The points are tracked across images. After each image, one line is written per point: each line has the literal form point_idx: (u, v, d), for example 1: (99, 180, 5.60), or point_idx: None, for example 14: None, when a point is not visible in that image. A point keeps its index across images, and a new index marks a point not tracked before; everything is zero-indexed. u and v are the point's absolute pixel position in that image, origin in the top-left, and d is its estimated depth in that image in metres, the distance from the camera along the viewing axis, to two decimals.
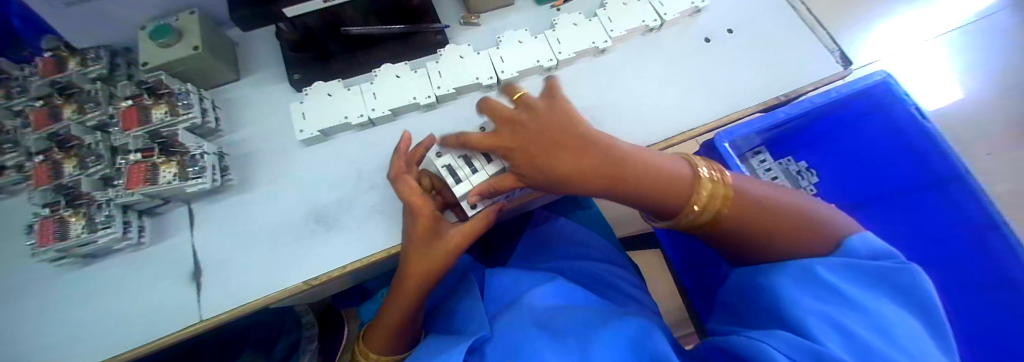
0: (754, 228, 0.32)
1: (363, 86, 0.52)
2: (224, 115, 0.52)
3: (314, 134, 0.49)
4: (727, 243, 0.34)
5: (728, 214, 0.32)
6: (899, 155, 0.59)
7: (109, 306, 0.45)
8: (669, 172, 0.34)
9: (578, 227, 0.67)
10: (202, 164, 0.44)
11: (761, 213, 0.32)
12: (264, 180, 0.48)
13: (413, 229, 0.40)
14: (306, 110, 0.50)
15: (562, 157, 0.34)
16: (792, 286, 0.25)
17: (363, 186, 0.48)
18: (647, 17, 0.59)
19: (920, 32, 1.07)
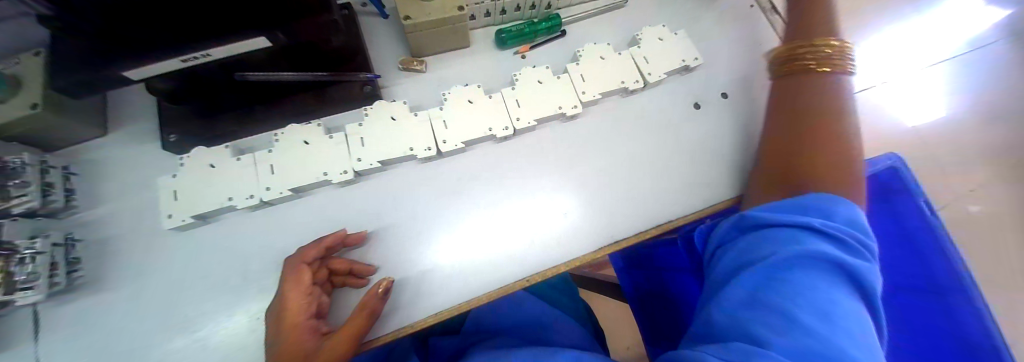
0: (825, 140, 0.36)
1: (258, 154, 0.42)
2: (84, 185, 0.42)
3: (185, 220, 0.39)
4: (806, 139, 0.37)
5: (816, 122, 0.37)
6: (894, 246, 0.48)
7: None
8: (832, 91, 0.38)
9: (537, 300, 0.63)
10: (32, 269, 0.34)
11: (837, 145, 0.35)
12: (129, 278, 0.39)
13: (276, 347, 0.32)
14: (178, 189, 0.40)
15: (827, 30, 0.41)
16: (750, 276, 0.28)
17: (250, 291, 0.39)
18: (627, 78, 0.49)
19: None
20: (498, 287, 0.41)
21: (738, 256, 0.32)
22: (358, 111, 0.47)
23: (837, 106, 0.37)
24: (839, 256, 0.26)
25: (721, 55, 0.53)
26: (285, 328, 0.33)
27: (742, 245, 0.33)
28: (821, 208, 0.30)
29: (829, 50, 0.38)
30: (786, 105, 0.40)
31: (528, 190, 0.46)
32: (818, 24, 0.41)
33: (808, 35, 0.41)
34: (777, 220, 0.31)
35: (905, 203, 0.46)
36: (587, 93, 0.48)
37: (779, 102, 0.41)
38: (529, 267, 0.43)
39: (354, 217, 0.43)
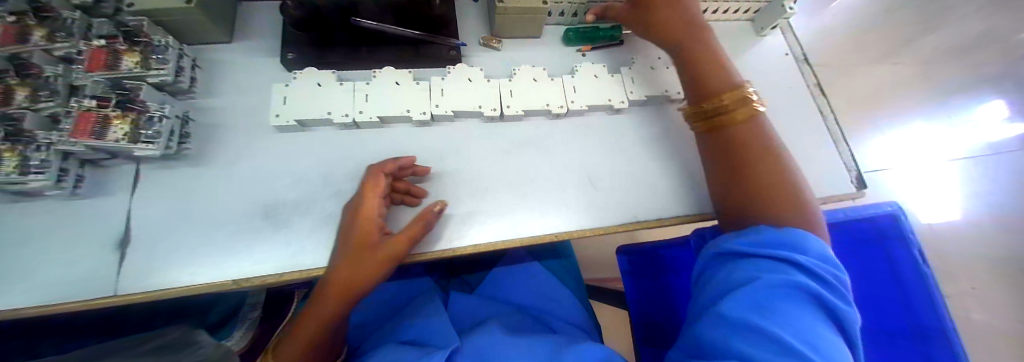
0: (757, 187, 0.40)
1: (357, 83, 0.49)
2: (203, 76, 0.49)
3: (289, 122, 0.46)
4: (742, 191, 0.42)
5: (748, 174, 0.41)
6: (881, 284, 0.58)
7: (18, 257, 0.40)
8: (754, 140, 0.42)
9: (550, 278, 0.68)
10: (158, 129, 0.41)
11: (772, 182, 0.40)
12: (225, 159, 0.45)
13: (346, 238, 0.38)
14: (288, 96, 0.47)
15: (715, 83, 0.46)
16: (736, 296, 0.30)
17: (326, 191, 0.45)
18: (671, 89, 0.57)
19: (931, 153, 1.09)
20: (532, 236, 0.47)
21: (722, 279, 0.33)
22: (437, 68, 0.54)
23: (758, 150, 0.42)
24: (819, 291, 0.28)
25: None
26: (356, 223, 0.38)
27: (726, 269, 0.34)
28: (800, 249, 0.32)
29: (727, 104, 0.44)
30: (721, 159, 0.44)
31: (572, 163, 0.53)
32: (706, 77, 0.47)
33: (704, 92, 0.47)
34: (763, 253, 0.33)
35: (898, 251, 0.56)
36: (635, 93, 0.56)
37: (714, 157, 0.45)
38: (563, 225, 0.48)
39: (422, 152, 0.49)
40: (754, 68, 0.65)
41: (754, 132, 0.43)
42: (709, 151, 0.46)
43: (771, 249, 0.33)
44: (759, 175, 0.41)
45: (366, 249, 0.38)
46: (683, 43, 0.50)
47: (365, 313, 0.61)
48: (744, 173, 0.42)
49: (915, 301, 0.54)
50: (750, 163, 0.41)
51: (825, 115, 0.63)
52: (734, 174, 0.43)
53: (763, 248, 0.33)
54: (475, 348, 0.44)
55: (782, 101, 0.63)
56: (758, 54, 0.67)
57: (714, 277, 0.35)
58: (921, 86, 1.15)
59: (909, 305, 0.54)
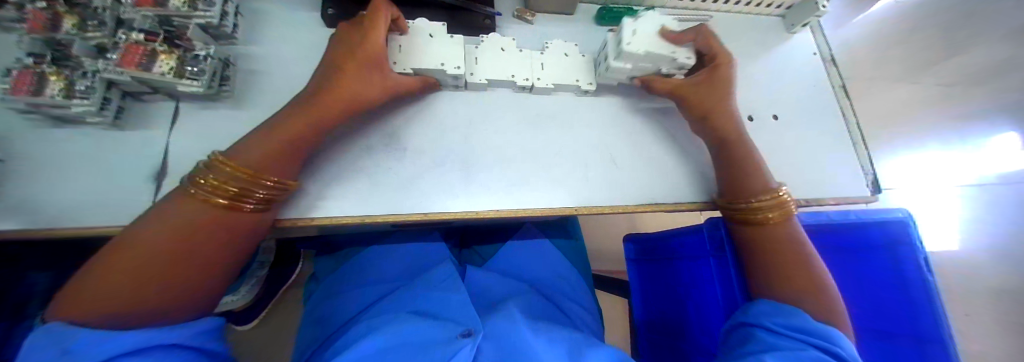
0: (803, 281, 0.44)
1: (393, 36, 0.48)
2: (245, 24, 0.50)
3: None
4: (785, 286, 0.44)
5: (791, 268, 0.45)
6: (886, 289, 0.61)
7: (60, 177, 0.42)
8: (783, 237, 0.46)
9: (558, 254, 0.71)
10: (202, 67, 0.42)
11: (809, 277, 0.44)
12: (262, 105, 0.47)
13: (349, 52, 0.42)
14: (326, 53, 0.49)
15: (758, 178, 0.48)
16: (789, 361, 0.36)
17: (357, 144, 0.46)
18: (665, 62, 0.52)
19: None
20: (551, 206, 0.48)
21: (760, 343, 0.39)
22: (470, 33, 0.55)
23: (788, 250, 0.46)
24: None
25: (774, 89, 0.63)
26: (365, 33, 0.42)
27: (770, 332, 0.40)
28: (838, 345, 0.38)
29: (769, 204, 0.46)
30: (764, 253, 0.47)
31: (598, 139, 0.54)
32: (752, 177, 0.49)
33: (740, 191, 0.49)
34: (802, 338, 0.39)
35: (905, 255, 0.59)
36: (631, 64, 0.51)
37: (755, 252, 0.47)
38: (583, 200, 0.49)
39: (449, 118, 0.51)
40: (782, 64, 0.66)
41: (788, 233, 0.47)
42: (746, 244, 0.49)
43: (817, 335, 0.39)
44: (795, 269, 0.45)
45: (371, 64, 0.42)
46: (732, 138, 0.51)
47: (379, 274, 0.61)
48: (783, 266, 0.45)
49: (917, 306, 0.58)
50: (793, 262, 0.45)
51: (848, 117, 0.64)
52: (778, 273, 0.45)
53: (815, 328, 0.39)
54: (498, 330, 0.49)
55: (807, 100, 0.64)
56: (787, 52, 0.67)
57: (747, 340, 0.41)
58: (943, 105, 1.15)
59: (912, 312, 0.58)
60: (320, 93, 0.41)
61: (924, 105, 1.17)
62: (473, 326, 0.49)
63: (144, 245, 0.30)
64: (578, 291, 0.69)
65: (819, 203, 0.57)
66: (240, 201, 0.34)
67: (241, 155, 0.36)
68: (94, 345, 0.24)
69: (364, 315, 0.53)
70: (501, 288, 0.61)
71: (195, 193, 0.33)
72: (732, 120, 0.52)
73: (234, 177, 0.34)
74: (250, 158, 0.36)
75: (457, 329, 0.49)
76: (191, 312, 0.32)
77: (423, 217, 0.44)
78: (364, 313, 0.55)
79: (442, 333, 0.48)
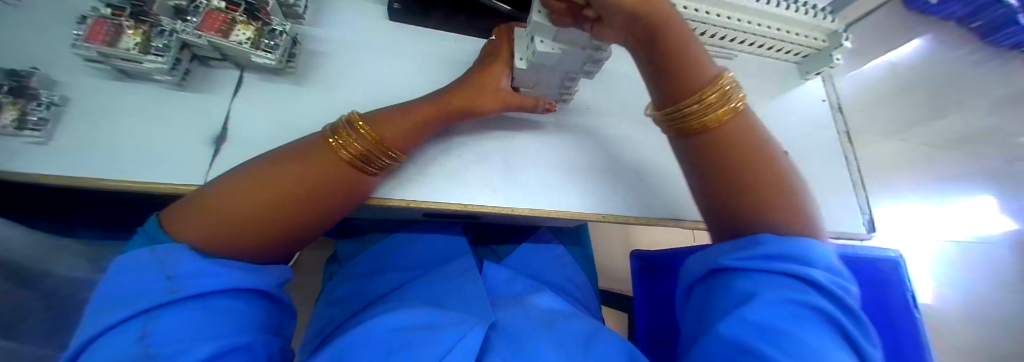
0: (772, 208, 0.37)
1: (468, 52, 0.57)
2: (314, 8, 0.54)
3: (392, 70, 0.53)
4: (750, 217, 0.38)
5: (756, 191, 0.38)
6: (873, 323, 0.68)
7: (120, 129, 0.44)
8: (764, 168, 0.39)
9: (569, 260, 0.74)
10: (278, 42, 0.45)
11: (777, 195, 0.38)
12: (322, 84, 0.50)
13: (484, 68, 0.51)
14: (400, 49, 0.55)
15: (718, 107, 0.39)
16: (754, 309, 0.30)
17: None
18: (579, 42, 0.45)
19: None
20: (578, 212, 0.52)
21: (727, 289, 0.33)
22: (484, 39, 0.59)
23: (764, 178, 0.38)
24: (827, 308, 0.30)
25: (785, 127, 0.69)
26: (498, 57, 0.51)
27: (736, 274, 0.33)
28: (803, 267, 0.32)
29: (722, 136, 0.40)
30: (734, 192, 0.39)
31: (624, 155, 0.59)
32: (710, 107, 0.39)
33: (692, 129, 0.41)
34: (766, 269, 0.32)
35: (894, 292, 0.66)
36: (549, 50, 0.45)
37: (717, 197, 0.40)
38: (608, 209, 0.54)
39: (493, 121, 0.56)
40: (795, 106, 0.71)
41: (769, 158, 0.39)
42: (710, 189, 0.41)
43: (780, 261, 0.32)
44: (765, 203, 0.38)
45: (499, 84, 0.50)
46: (677, 71, 0.41)
47: (403, 261, 0.63)
48: (740, 194, 0.39)
49: (903, 342, 0.64)
50: (755, 186, 0.38)
51: (851, 161, 0.69)
52: (740, 209, 0.39)
53: (775, 252, 0.33)
54: (511, 323, 0.50)
55: (816, 142, 0.69)
56: (800, 95, 0.73)
57: (716, 292, 0.34)
58: None
59: (900, 346, 0.64)
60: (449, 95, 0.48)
61: None
62: (485, 316, 0.49)
63: (259, 184, 0.37)
64: (586, 298, 0.71)
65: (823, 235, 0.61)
66: (362, 165, 0.43)
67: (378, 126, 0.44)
68: (178, 278, 0.29)
69: (384, 296, 0.55)
70: (513, 286, 0.63)
71: (328, 146, 0.42)
72: (682, 48, 0.41)
73: (361, 145, 0.42)
74: (386, 130, 0.44)
75: (472, 317, 0.49)
76: (273, 252, 0.39)
77: (462, 207, 0.48)
78: (381, 295, 0.56)
79: (457, 318, 0.48)
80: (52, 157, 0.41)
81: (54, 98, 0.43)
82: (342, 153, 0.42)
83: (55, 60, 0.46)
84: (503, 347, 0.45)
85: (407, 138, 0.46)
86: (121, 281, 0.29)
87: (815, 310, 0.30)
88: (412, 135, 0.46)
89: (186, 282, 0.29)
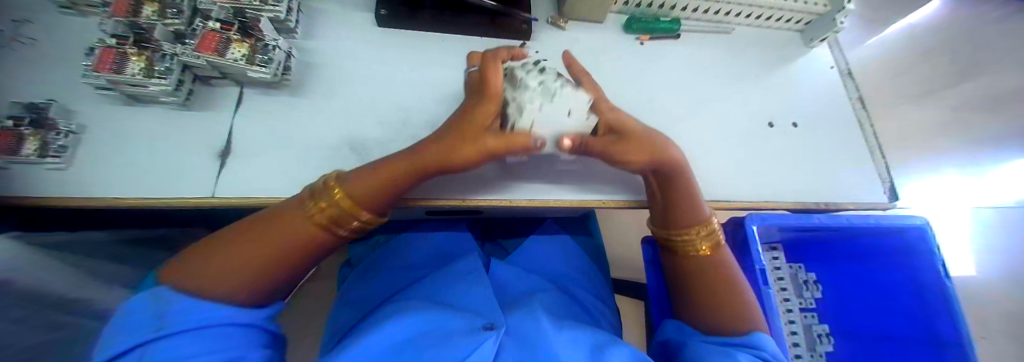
0: (731, 302, 0.48)
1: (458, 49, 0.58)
2: (305, 20, 0.55)
3: (385, 74, 0.54)
4: (717, 313, 0.47)
5: (720, 293, 0.48)
6: (905, 294, 0.68)
7: (132, 151, 0.46)
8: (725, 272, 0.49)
9: (578, 251, 0.73)
10: (272, 57, 0.47)
11: (735, 299, 0.48)
12: (317, 93, 0.51)
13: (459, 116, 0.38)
14: (391, 53, 0.55)
15: (695, 210, 0.49)
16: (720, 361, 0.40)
17: (403, 134, 0.51)
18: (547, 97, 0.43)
19: (959, 199, 1.13)
20: (580, 199, 0.51)
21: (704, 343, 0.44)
22: (475, 35, 0.59)
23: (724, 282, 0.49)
24: None
25: (793, 98, 0.66)
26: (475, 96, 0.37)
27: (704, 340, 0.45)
28: (753, 340, 0.43)
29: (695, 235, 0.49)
30: (705, 288, 0.49)
31: None
32: (687, 211, 0.49)
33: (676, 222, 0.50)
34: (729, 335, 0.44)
35: (922, 261, 0.66)
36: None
37: (691, 292, 0.49)
38: (610, 195, 0.53)
39: None
40: (802, 76, 0.69)
41: (725, 267, 0.50)
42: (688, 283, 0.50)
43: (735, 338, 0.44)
44: (727, 297, 0.48)
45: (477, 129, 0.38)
46: (671, 178, 0.48)
47: (409, 265, 0.64)
48: (707, 290, 0.48)
49: (934, 312, 0.65)
50: (720, 288, 0.48)
51: (866, 128, 0.66)
52: (710, 303, 0.48)
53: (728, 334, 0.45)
54: (518, 327, 0.50)
55: (827, 110, 0.66)
56: (806, 63, 0.70)
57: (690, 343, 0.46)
58: (953, 126, 1.18)
59: (932, 317, 0.65)
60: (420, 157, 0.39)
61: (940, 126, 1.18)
62: (494, 319, 0.49)
63: (227, 258, 0.34)
64: (598, 289, 0.70)
65: (840, 207, 0.59)
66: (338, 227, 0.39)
67: (351, 181, 0.38)
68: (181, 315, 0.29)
69: (391, 298, 0.55)
70: (520, 284, 0.62)
71: (311, 220, 0.37)
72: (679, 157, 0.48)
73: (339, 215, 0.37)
74: (353, 192, 0.38)
75: (480, 320, 0.48)
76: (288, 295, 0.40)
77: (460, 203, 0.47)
78: (389, 298, 0.56)
79: (464, 324, 0.47)
80: (72, 182, 0.43)
81: (71, 127, 0.45)
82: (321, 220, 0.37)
83: (70, 91, 0.49)
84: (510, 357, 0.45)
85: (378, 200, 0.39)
86: (122, 320, 0.28)
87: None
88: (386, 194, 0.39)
89: (179, 316, 0.29)
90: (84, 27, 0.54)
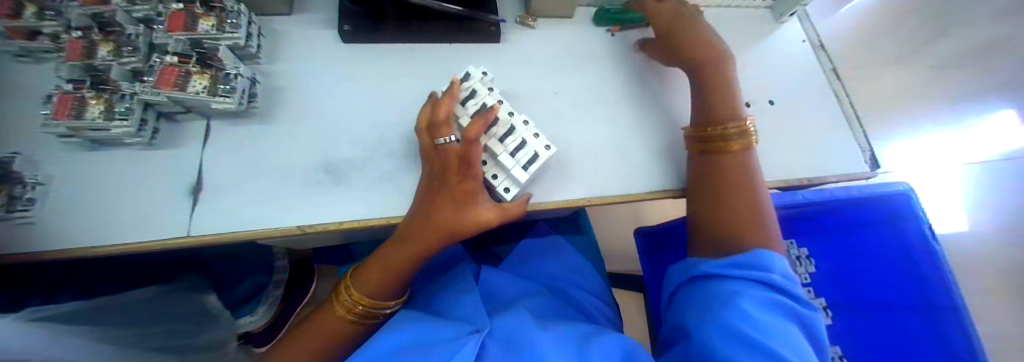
0: (755, 231, 0.47)
1: (427, 59, 0.57)
2: (268, 45, 0.54)
3: (354, 92, 0.53)
4: (735, 236, 0.47)
5: (747, 222, 0.48)
6: (895, 260, 0.68)
7: (100, 197, 0.45)
8: (756, 205, 0.49)
9: (571, 250, 0.73)
10: (234, 85, 0.45)
11: (760, 229, 0.48)
12: (287, 118, 0.50)
13: (446, 188, 0.43)
14: (359, 69, 0.55)
15: (725, 100, 0.53)
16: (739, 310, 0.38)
17: (378, 151, 0.50)
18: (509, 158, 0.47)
19: (944, 158, 1.14)
20: (564, 200, 0.50)
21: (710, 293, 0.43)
22: (445, 43, 0.59)
23: (752, 215, 0.48)
24: (789, 304, 0.40)
25: (769, 76, 0.66)
26: (455, 167, 0.43)
27: (718, 282, 0.43)
28: (764, 263, 0.42)
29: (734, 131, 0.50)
30: (731, 207, 0.49)
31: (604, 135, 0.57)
32: (722, 81, 0.53)
33: (711, 116, 0.52)
34: (739, 275, 0.42)
35: (910, 227, 0.69)
36: (499, 171, 0.50)
37: (715, 205, 0.50)
38: (594, 191, 0.52)
39: None
40: (776, 53, 0.69)
41: (755, 198, 0.49)
42: (714, 192, 0.50)
43: (745, 271, 0.42)
44: (751, 227, 0.48)
45: (464, 196, 0.44)
46: (703, 52, 0.54)
47: None
48: (733, 201, 0.49)
49: (926, 275, 0.66)
50: (746, 214, 0.48)
51: (843, 99, 0.66)
52: (732, 209, 0.49)
53: (735, 268, 0.43)
54: (505, 328, 0.49)
55: (803, 85, 0.67)
56: (778, 40, 0.70)
57: (700, 292, 0.44)
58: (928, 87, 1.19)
59: (924, 279, 0.66)
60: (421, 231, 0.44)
61: (918, 88, 1.20)
62: (480, 324, 0.48)
63: (299, 345, 0.46)
64: (593, 283, 0.70)
65: (823, 181, 0.59)
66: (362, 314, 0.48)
67: (358, 280, 0.48)
68: None
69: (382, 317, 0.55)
70: (512, 290, 0.62)
71: (338, 314, 0.47)
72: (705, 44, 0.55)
73: (365, 293, 0.47)
74: (364, 290, 0.47)
75: (468, 327, 0.48)
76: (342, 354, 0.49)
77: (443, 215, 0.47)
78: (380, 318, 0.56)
79: (453, 332, 0.47)
80: (39, 235, 0.42)
81: (36, 178, 0.44)
82: (348, 303, 0.47)
83: (31, 141, 0.48)
84: (498, 353, 0.44)
85: (396, 275, 0.48)
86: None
87: (780, 305, 0.40)
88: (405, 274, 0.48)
89: None
90: (41, 73, 0.53)
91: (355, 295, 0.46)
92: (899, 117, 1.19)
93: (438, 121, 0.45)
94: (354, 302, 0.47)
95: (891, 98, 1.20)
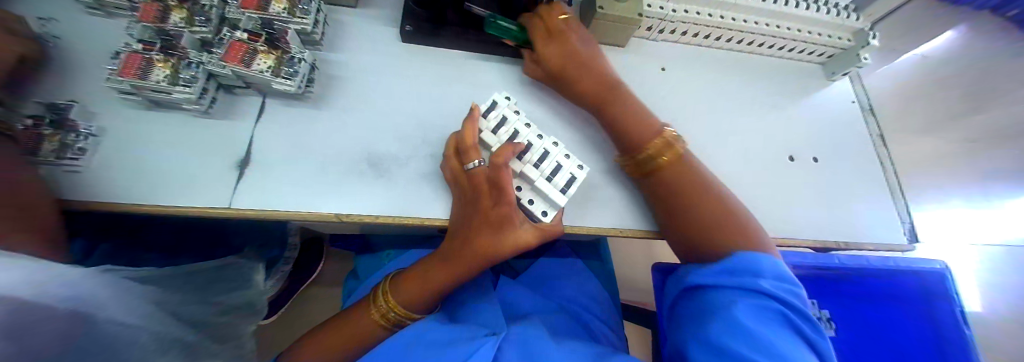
0: (741, 243, 0.45)
1: (480, 67, 0.58)
2: (330, 32, 0.55)
3: (406, 90, 0.54)
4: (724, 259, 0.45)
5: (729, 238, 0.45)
6: (920, 329, 0.73)
7: (151, 156, 0.46)
8: (728, 218, 0.47)
9: (588, 274, 0.72)
10: (298, 69, 0.47)
11: (741, 238, 0.45)
12: (339, 106, 0.51)
13: (479, 211, 0.44)
14: (413, 68, 0.55)
15: (628, 117, 0.51)
16: (735, 329, 0.35)
17: (422, 151, 0.50)
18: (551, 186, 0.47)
19: (962, 236, 1.15)
20: (594, 226, 0.50)
21: (705, 307, 0.39)
22: (499, 57, 0.60)
23: (729, 230, 0.46)
24: (786, 311, 0.37)
25: (815, 132, 0.65)
26: (488, 191, 0.43)
27: (712, 291, 0.40)
28: (756, 266, 0.39)
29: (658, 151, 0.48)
30: (705, 232, 0.46)
31: None
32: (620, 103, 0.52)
33: (631, 141, 0.51)
34: (730, 284, 0.39)
35: (942, 303, 0.71)
36: (535, 197, 0.49)
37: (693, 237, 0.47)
38: (624, 222, 0.52)
39: None
40: (823, 109, 0.68)
41: (726, 212, 0.47)
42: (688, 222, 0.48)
43: (737, 278, 0.39)
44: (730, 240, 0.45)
45: (499, 221, 0.44)
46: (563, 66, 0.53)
47: None
48: (704, 227, 0.47)
49: (949, 347, 0.70)
50: (723, 229, 0.46)
51: (887, 166, 0.65)
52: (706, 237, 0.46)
53: (725, 276, 0.39)
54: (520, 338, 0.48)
55: (847, 146, 0.66)
56: (827, 96, 0.70)
57: (692, 306, 0.41)
58: (959, 163, 1.19)
59: (945, 350, 0.70)
60: (461, 251, 0.47)
61: (950, 162, 1.19)
62: (497, 328, 0.48)
63: (339, 335, 0.50)
64: (607, 312, 0.69)
65: (859, 247, 0.58)
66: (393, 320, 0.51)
67: (396, 289, 0.51)
68: None
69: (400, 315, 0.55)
70: (526, 305, 0.61)
71: (373, 316, 0.51)
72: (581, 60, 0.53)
73: (403, 300, 0.50)
74: (399, 298, 0.50)
75: (484, 331, 0.48)
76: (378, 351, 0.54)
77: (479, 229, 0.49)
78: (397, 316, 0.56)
79: (468, 333, 0.47)
80: (88, 185, 0.43)
81: (92, 129, 0.45)
82: (383, 310, 0.50)
83: (93, 92, 0.49)
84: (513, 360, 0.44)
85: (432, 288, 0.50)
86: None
87: (779, 317, 0.37)
88: (439, 287, 0.50)
89: None
90: (109, 28, 0.55)
91: (391, 302, 0.50)
92: (932, 187, 1.16)
93: (465, 147, 0.44)
94: (389, 309, 0.50)
95: (925, 165, 1.18)
